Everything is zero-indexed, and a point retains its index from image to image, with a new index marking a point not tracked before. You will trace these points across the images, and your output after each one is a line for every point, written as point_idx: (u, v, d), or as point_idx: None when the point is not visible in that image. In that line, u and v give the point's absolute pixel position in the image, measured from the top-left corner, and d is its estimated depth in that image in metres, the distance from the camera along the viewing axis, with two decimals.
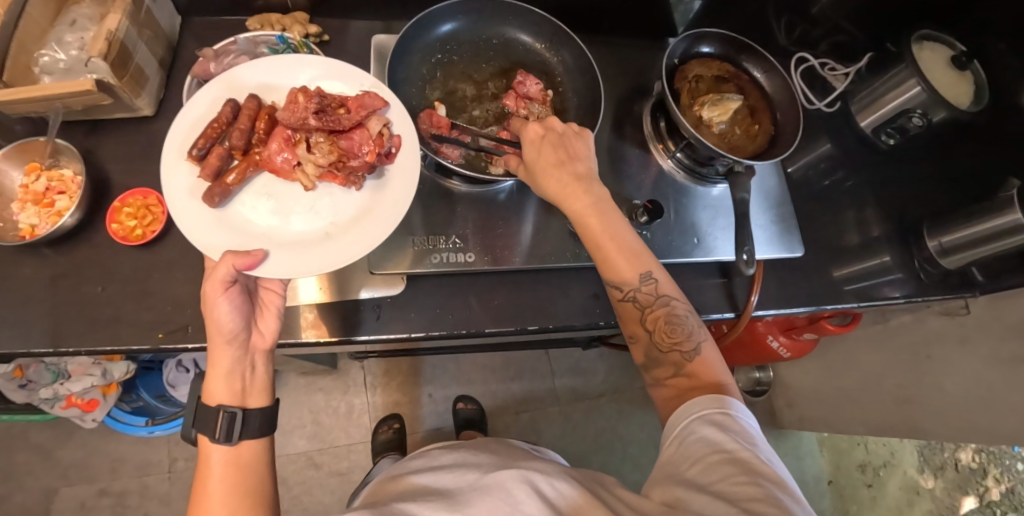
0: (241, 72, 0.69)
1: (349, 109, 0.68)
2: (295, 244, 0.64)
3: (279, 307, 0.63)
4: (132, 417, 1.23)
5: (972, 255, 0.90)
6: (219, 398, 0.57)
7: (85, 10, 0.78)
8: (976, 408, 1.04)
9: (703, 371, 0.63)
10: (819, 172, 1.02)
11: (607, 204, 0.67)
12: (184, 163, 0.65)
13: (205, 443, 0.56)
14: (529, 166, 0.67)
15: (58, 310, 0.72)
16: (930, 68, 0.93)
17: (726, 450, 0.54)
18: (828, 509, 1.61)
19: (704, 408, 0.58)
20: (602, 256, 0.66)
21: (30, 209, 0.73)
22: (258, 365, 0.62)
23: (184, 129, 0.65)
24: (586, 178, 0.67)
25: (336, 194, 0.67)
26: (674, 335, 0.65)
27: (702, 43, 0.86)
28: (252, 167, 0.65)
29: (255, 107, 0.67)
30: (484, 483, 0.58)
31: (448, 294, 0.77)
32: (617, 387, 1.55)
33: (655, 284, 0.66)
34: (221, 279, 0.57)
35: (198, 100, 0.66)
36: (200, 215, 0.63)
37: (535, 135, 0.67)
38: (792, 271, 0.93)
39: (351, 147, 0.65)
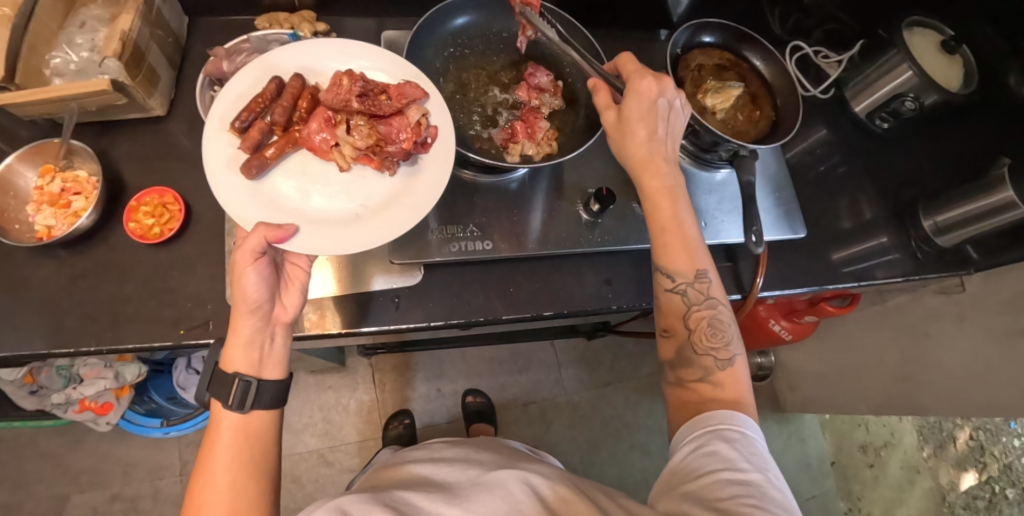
0: (286, 54, 0.73)
1: (390, 96, 0.70)
2: (325, 222, 0.67)
3: (302, 283, 0.66)
4: (145, 419, 1.21)
5: (967, 233, 0.93)
6: (237, 365, 0.60)
7: (95, 12, 0.79)
8: (974, 383, 1.07)
9: (730, 384, 0.66)
10: (816, 158, 1.05)
11: (677, 190, 0.70)
12: (224, 134, 0.68)
13: (218, 408, 0.60)
14: (619, 124, 0.70)
15: (79, 310, 0.73)
16: (921, 53, 0.96)
17: (735, 468, 0.56)
18: (831, 490, 1.61)
19: (718, 423, 0.61)
20: (664, 240, 0.69)
21: (47, 210, 0.73)
22: (277, 336, 0.64)
23: (231, 99, 0.69)
24: (663, 158, 0.70)
25: (369, 178, 0.70)
26: (713, 340, 0.68)
27: (703, 33, 0.88)
28: (291, 143, 0.68)
29: (299, 86, 0.70)
30: (483, 480, 0.62)
31: (464, 283, 0.79)
32: (623, 376, 1.57)
33: (706, 285, 0.69)
34: (251, 249, 0.60)
35: (244, 75, 0.70)
36: (238, 185, 0.66)
37: (646, 91, 0.69)
38: (794, 253, 0.96)
39: (389, 132, 0.68)
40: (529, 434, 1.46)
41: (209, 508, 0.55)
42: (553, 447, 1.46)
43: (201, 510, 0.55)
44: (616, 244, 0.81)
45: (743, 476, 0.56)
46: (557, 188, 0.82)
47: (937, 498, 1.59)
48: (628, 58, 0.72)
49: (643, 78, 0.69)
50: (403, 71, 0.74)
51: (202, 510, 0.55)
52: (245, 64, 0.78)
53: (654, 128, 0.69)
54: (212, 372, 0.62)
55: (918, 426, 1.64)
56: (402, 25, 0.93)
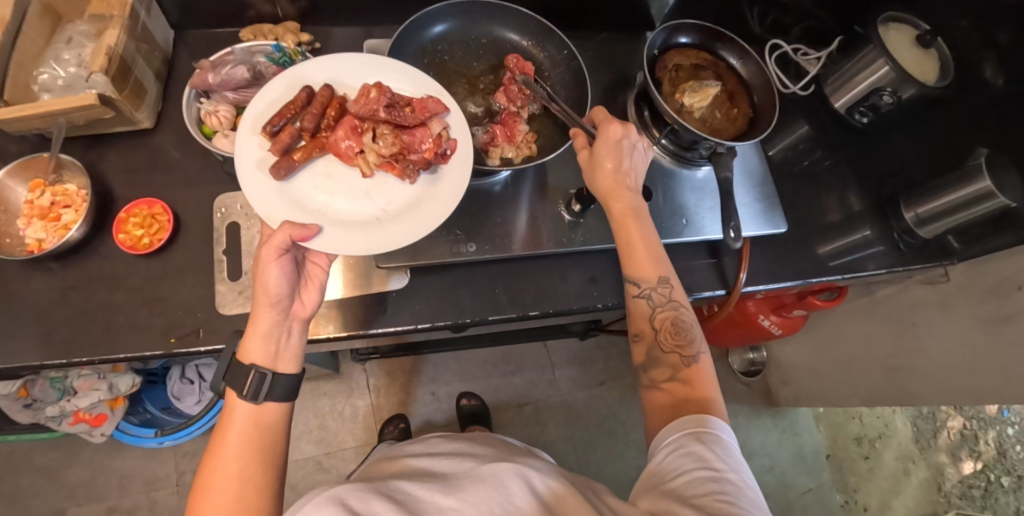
0: (317, 66, 0.75)
1: (414, 109, 0.72)
2: (348, 223, 0.69)
3: (321, 282, 0.67)
4: (140, 429, 1.21)
5: (948, 223, 0.95)
6: (253, 356, 0.61)
7: (80, 28, 0.79)
8: (961, 371, 1.08)
9: (699, 380, 0.68)
10: (798, 153, 1.07)
11: (641, 212, 0.73)
12: (255, 136, 0.69)
13: (233, 397, 0.61)
14: (590, 155, 0.72)
15: (71, 321, 0.74)
16: (897, 49, 0.98)
17: (712, 468, 0.58)
18: (827, 482, 1.61)
19: (695, 424, 0.62)
20: (629, 253, 0.72)
21: (37, 224, 0.74)
22: (294, 332, 0.65)
23: (263, 106, 0.71)
24: (629, 186, 0.73)
25: (391, 185, 0.72)
26: (679, 338, 0.70)
27: (679, 34, 0.90)
28: (318, 148, 0.69)
29: (328, 96, 0.72)
30: (479, 472, 0.63)
31: (451, 285, 0.80)
32: (616, 375, 1.57)
33: (669, 290, 0.72)
34: (276, 245, 0.62)
35: (277, 84, 0.72)
36: (267, 185, 0.67)
37: (614, 136, 0.71)
38: (779, 248, 0.97)
39: (412, 142, 0.70)
40: (524, 435, 1.47)
41: (216, 491, 0.56)
42: (549, 448, 1.47)
43: (209, 493, 0.56)
44: (597, 243, 0.82)
45: (720, 475, 0.57)
46: (541, 189, 0.84)
47: (933, 487, 1.61)
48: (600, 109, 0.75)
49: (610, 124, 0.71)
50: (427, 88, 0.75)
51: (209, 492, 0.56)
52: (230, 75, 0.80)
53: (620, 162, 0.72)
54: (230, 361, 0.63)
55: (911, 417, 1.66)
56: (385, 33, 0.94)
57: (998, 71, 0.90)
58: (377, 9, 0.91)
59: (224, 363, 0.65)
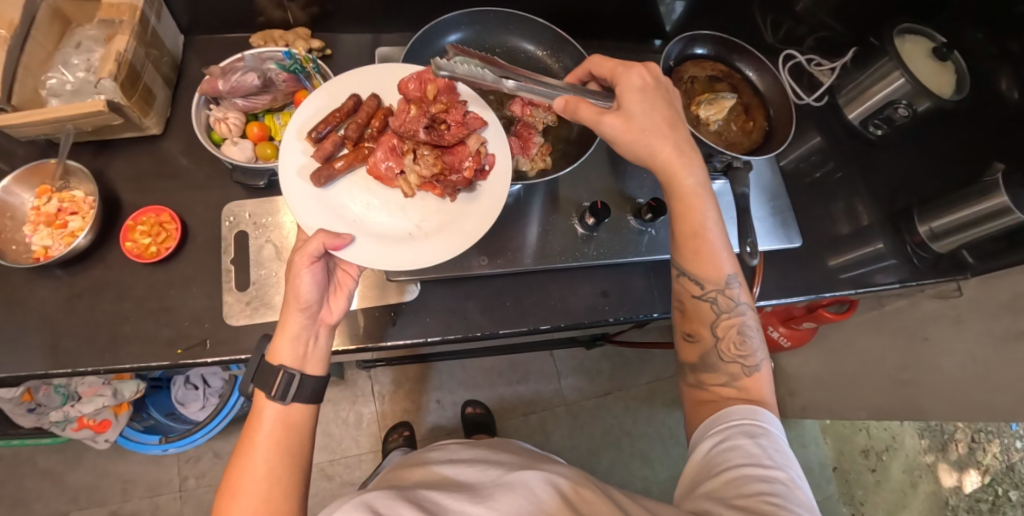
0: (362, 77, 0.74)
1: (450, 126, 0.71)
2: (381, 236, 0.67)
3: (350, 291, 0.66)
4: (146, 436, 1.18)
5: (963, 238, 0.93)
6: (283, 358, 0.60)
7: (90, 32, 0.78)
8: (972, 387, 1.06)
9: (754, 388, 0.65)
10: (811, 165, 1.06)
11: (706, 190, 0.68)
12: (300, 142, 0.69)
13: (261, 398, 0.60)
14: (630, 120, 0.66)
15: (76, 330, 0.73)
16: (913, 60, 0.96)
17: (758, 465, 0.56)
18: (833, 495, 1.62)
19: (742, 417, 0.61)
20: (693, 246, 0.67)
21: (43, 231, 0.73)
22: (321, 336, 0.64)
23: (310, 113, 0.70)
24: (694, 154, 0.68)
25: (429, 203, 0.71)
26: (742, 348, 0.67)
27: (695, 45, 0.89)
28: (359, 158, 0.69)
29: (374, 107, 0.72)
30: (507, 481, 0.62)
31: (461, 298, 0.79)
32: (622, 384, 1.56)
33: (733, 292, 0.68)
34: (309, 252, 0.61)
35: (325, 91, 0.71)
36: (306, 191, 0.67)
37: (636, 84, 0.68)
38: (791, 262, 0.96)
39: (452, 162, 0.70)
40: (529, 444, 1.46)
41: (245, 493, 0.56)
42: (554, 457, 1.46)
43: (237, 496, 0.55)
44: (610, 258, 0.81)
45: (767, 474, 0.56)
46: (552, 201, 0.83)
47: (938, 502, 1.59)
48: (600, 61, 0.72)
49: (631, 69, 0.68)
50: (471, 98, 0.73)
51: (239, 494, 0.55)
52: (240, 82, 0.78)
53: (671, 122, 0.67)
54: (258, 363, 0.62)
55: (918, 430, 1.63)
56: (396, 40, 0.94)
57: (1013, 83, 0.91)
58: (389, 16, 0.90)
59: (252, 364, 0.64)
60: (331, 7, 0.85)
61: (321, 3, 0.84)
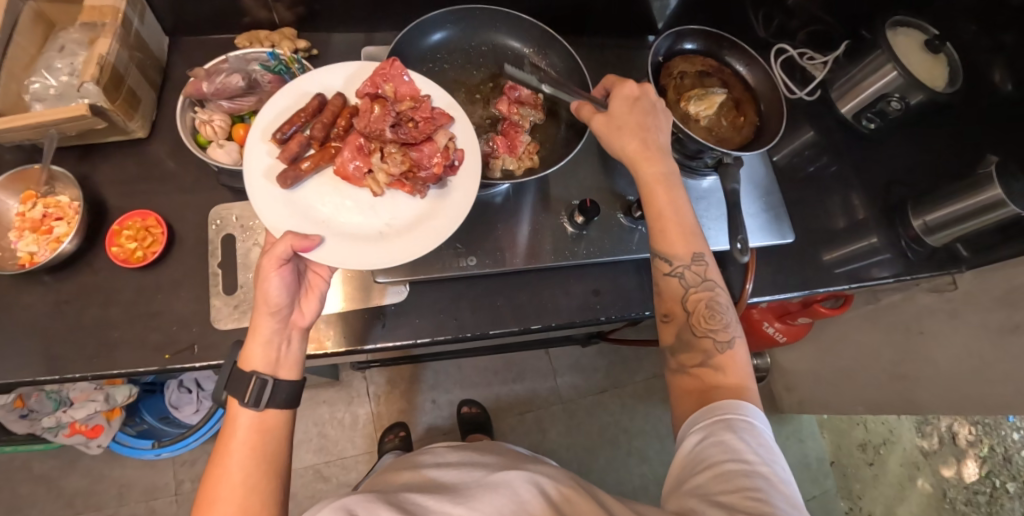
0: (327, 74, 0.73)
1: (417, 124, 0.70)
2: (352, 236, 0.66)
3: (321, 291, 0.66)
4: (137, 441, 1.20)
5: (959, 231, 0.92)
6: (255, 363, 0.60)
7: (73, 35, 0.77)
8: (968, 380, 1.06)
9: (731, 368, 0.65)
10: (804, 159, 1.05)
11: (672, 179, 0.70)
12: (264, 143, 0.67)
13: (234, 406, 0.60)
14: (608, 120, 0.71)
15: (63, 336, 0.72)
16: (906, 54, 0.95)
17: (742, 460, 0.55)
18: (832, 489, 1.60)
19: (726, 411, 0.60)
20: (660, 228, 0.69)
21: (29, 237, 0.72)
22: (294, 340, 0.64)
23: (274, 113, 0.69)
24: (659, 147, 0.70)
25: (400, 200, 0.69)
26: (713, 322, 0.67)
27: (684, 40, 0.88)
28: (326, 158, 0.67)
29: (339, 105, 0.70)
30: (489, 480, 0.62)
31: (451, 298, 0.78)
32: (619, 382, 1.56)
33: (702, 268, 0.69)
34: (277, 256, 0.60)
35: (287, 91, 0.70)
36: (273, 193, 0.65)
37: (629, 94, 0.71)
38: (785, 257, 0.95)
39: (421, 159, 0.67)
40: (526, 443, 1.46)
41: (222, 503, 0.55)
42: (551, 455, 1.46)
43: (214, 505, 0.55)
44: (601, 256, 0.80)
45: (751, 468, 0.55)
46: (543, 199, 0.82)
47: (938, 495, 1.59)
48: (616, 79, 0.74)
49: (625, 82, 0.72)
50: (438, 96, 0.73)
51: (217, 504, 0.55)
52: (225, 83, 0.77)
53: (643, 123, 0.71)
54: (230, 370, 0.62)
55: (916, 424, 1.64)
56: (384, 40, 0.93)
57: (1006, 75, 0.91)
58: (376, 15, 0.89)
59: (224, 372, 0.63)
60: (317, 7, 0.85)
61: (307, 3, 0.83)
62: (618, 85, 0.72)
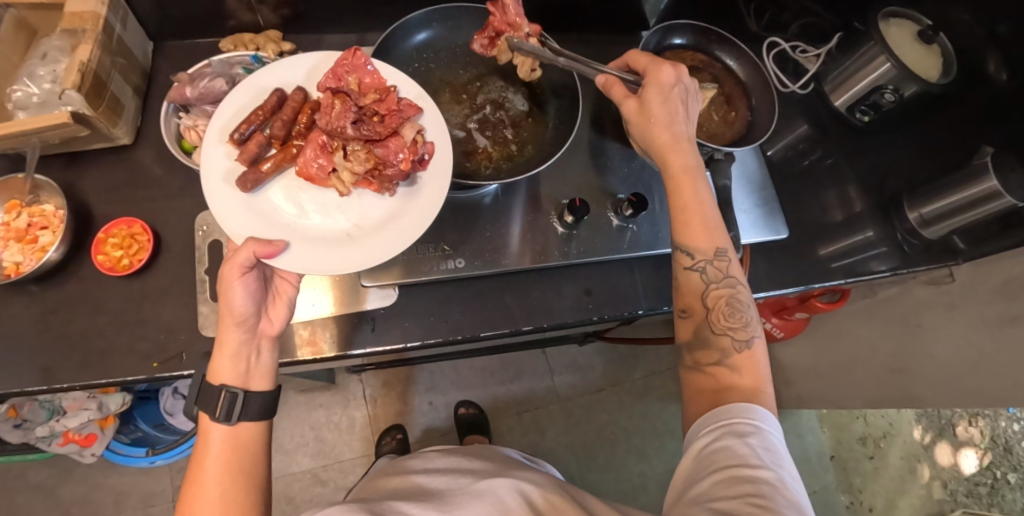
0: (285, 69, 0.71)
1: (383, 119, 0.68)
2: (318, 239, 0.65)
3: (290, 297, 0.65)
4: (131, 449, 1.22)
5: (954, 224, 0.92)
6: (224, 377, 0.59)
7: (56, 43, 0.76)
8: (967, 372, 1.06)
9: (748, 369, 0.63)
10: (798, 153, 1.05)
11: (696, 172, 0.69)
12: (223, 145, 0.66)
13: (205, 421, 0.59)
14: (642, 112, 0.69)
15: (48, 347, 0.71)
16: (898, 44, 0.95)
17: (748, 465, 0.54)
18: (832, 483, 1.60)
19: (734, 416, 0.58)
20: (681, 216, 0.67)
21: (14, 247, 0.72)
22: (264, 350, 0.63)
23: (231, 113, 0.67)
24: (686, 140, 0.69)
25: (367, 200, 0.68)
26: (732, 320, 0.65)
27: (673, 35, 0.87)
28: (288, 158, 0.65)
29: (300, 100, 0.68)
30: (475, 488, 0.62)
31: (442, 300, 0.78)
32: (617, 381, 1.56)
33: (726, 264, 0.66)
34: (240, 263, 0.59)
35: (245, 87, 0.68)
36: (234, 198, 0.64)
37: (666, 80, 0.69)
38: (780, 253, 0.95)
39: (386, 155, 0.65)
40: (524, 442, 1.45)
41: None
42: (549, 456, 1.45)
43: None
44: (592, 256, 0.80)
45: (755, 474, 0.53)
46: (534, 200, 0.81)
47: (939, 487, 1.58)
48: (639, 53, 0.73)
49: (662, 66, 0.70)
50: (406, 87, 0.71)
51: None
52: (208, 88, 0.76)
53: (674, 115, 0.69)
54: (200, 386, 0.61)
55: (916, 415, 1.63)
56: (375, 41, 0.92)
57: (1000, 66, 0.88)
58: (363, 15, 0.88)
59: (195, 388, 0.63)
60: (302, 8, 0.84)
61: (292, 4, 0.83)
62: (654, 66, 0.70)
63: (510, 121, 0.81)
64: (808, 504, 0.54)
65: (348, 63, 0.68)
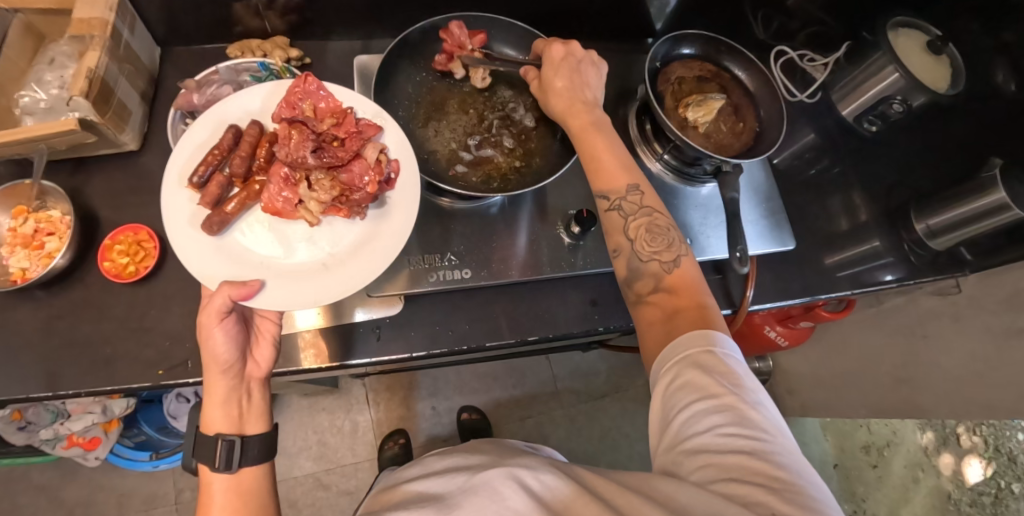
0: (239, 98, 0.70)
1: (343, 142, 0.68)
2: (291, 273, 0.64)
3: (273, 334, 0.64)
4: (135, 452, 1.20)
5: (959, 236, 0.92)
6: (217, 426, 0.59)
7: (63, 48, 0.77)
8: (973, 382, 1.05)
9: (681, 287, 0.64)
10: (805, 162, 1.04)
11: (604, 124, 0.72)
12: (184, 190, 0.65)
13: (206, 471, 0.58)
14: (543, 79, 0.75)
15: (53, 354, 0.71)
16: (908, 54, 0.95)
17: (711, 396, 0.53)
18: (835, 492, 1.59)
19: (692, 347, 0.57)
20: (596, 166, 0.70)
21: (20, 252, 0.72)
22: (254, 391, 0.63)
23: (187, 154, 0.66)
24: (587, 101, 0.73)
25: (338, 226, 0.67)
26: (656, 245, 0.67)
27: (682, 45, 0.87)
28: (252, 195, 0.65)
29: (256, 134, 0.67)
30: (472, 485, 0.56)
31: (448, 310, 0.77)
32: (620, 387, 1.55)
33: (640, 197, 0.68)
34: (217, 309, 0.58)
35: (198, 127, 0.67)
36: (201, 243, 0.63)
37: (556, 56, 0.74)
38: (787, 263, 0.94)
39: (352, 180, 0.65)
40: None
41: None
42: None
43: None
44: (598, 267, 0.80)
45: (720, 403, 0.52)
46: (540, 211, 0.81)
47: (942, 495, 1.58)
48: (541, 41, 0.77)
49: (551, 45, 0.75)
50: (362, 107, 0.71)
51: None
52: (216, 94, 0.77)
53: (575, 78, 0.74)
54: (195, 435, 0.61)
55: (919, 425, 1.62)
56: (381, 47, 0.92)
57: (1010, 75, 0.86)
58: (370, 22, 0.88)
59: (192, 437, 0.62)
60: (309, 15, 0.84)
61: (300, 11, 0.83)
62: (544, 46, 0.75)
63: (515, 133, 0.81)
64: (780, 411, 0.55)
65: (295, 92, 0.68)
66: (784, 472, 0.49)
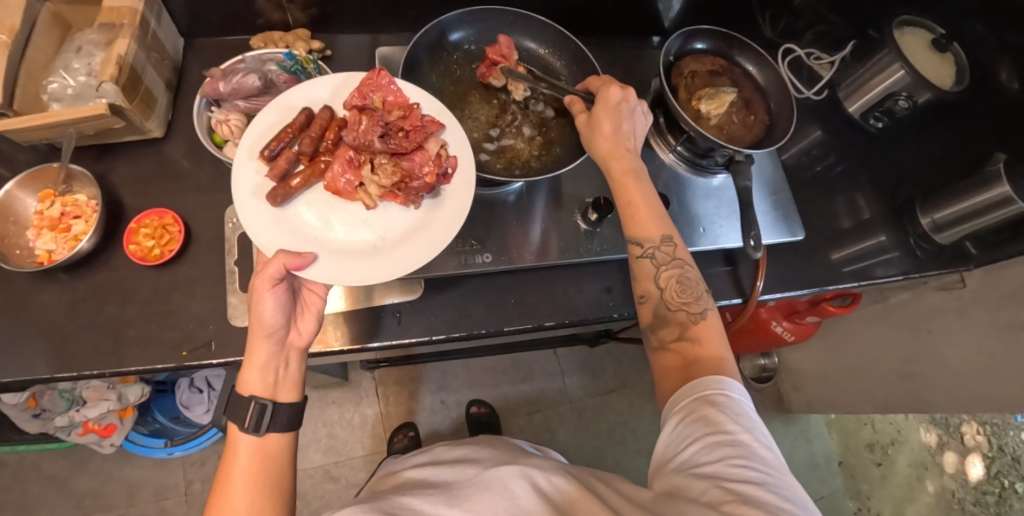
0: (312, 87, 0.72)
1: (407, 134, 0.69)
2: (347, 253, 0.66)
3: (318, 309, 0.65)
4: (150, 440, 1.22)
5: (963, 230, 0.94)
6: (253, 388, 0.60)
7: (90, 36, 0.79)
8: (976, 376, 1.06)
9: (707, 339, 0.65)
10: (812, 158, 1.06)
11: (640, 172, 0.72)
12: (252, 162, 0.67)
13: (234, 431, 0.60)
14: (591, 116, 0.73)
15: (79, 334, 0.73)
16: (913, 53, 0.97)
17: (726, 431, 0.55)
18: (840, 489, 1.62)
19: (707, 388, 0.59)
20: (630, 214, 0.70)
21: (47, 235, 0.73)
22: (293, 361, 0.64)
23: (260, 131, 0.68)
24: (629, 147, 0.73)
25: (393, 212, 0.69)
26: (686, 296, 0.68)
27: (695, 40, 0.89)
28: (317, 174, 0.66)
29: (327, 119, 0.69)
30: (482, 478, 0.58)
31: (466, 296, 0.79)
32: (628, 383, 1.57)
33: (673, 249, 0.69)
34: (270, 275, 0.60)
35: (273, 107, 0.69)
36: (264, 213, 0.65)
37: (613, 98, 0.73)
38: (794, 256, 0.96)
39: (413, 168, 0.67)
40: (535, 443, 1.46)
41: None
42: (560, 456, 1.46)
43: None
44: (615, 253, 0.81)
45: (732, 438, 0.54)
46: (556, 200, 0.83)
47: None
48: (595, 78, 0.77)
49: (609, 88, 0.73)
50: (428, 105, 0.72)
51: None
52: (241, 83, 0.78)
53: (619, 124, 0.72)
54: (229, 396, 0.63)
55: None
56: (392, 41, 0.94)
57: (1013, 75, 0.89)
58: (389, 17, 0.90)
59: None
60: (330, 8, 0.86)
61: (321, 5, 0.85)
62: (602, 85, 0.74)
63: (534, 122, 0.82)
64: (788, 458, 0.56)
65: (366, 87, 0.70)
66: (792, 507, 0.50)
